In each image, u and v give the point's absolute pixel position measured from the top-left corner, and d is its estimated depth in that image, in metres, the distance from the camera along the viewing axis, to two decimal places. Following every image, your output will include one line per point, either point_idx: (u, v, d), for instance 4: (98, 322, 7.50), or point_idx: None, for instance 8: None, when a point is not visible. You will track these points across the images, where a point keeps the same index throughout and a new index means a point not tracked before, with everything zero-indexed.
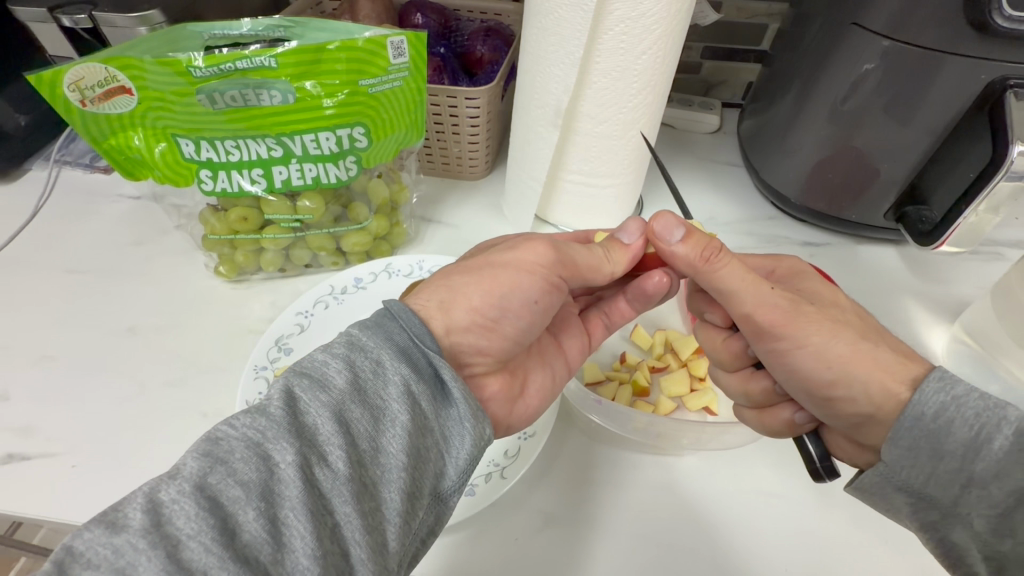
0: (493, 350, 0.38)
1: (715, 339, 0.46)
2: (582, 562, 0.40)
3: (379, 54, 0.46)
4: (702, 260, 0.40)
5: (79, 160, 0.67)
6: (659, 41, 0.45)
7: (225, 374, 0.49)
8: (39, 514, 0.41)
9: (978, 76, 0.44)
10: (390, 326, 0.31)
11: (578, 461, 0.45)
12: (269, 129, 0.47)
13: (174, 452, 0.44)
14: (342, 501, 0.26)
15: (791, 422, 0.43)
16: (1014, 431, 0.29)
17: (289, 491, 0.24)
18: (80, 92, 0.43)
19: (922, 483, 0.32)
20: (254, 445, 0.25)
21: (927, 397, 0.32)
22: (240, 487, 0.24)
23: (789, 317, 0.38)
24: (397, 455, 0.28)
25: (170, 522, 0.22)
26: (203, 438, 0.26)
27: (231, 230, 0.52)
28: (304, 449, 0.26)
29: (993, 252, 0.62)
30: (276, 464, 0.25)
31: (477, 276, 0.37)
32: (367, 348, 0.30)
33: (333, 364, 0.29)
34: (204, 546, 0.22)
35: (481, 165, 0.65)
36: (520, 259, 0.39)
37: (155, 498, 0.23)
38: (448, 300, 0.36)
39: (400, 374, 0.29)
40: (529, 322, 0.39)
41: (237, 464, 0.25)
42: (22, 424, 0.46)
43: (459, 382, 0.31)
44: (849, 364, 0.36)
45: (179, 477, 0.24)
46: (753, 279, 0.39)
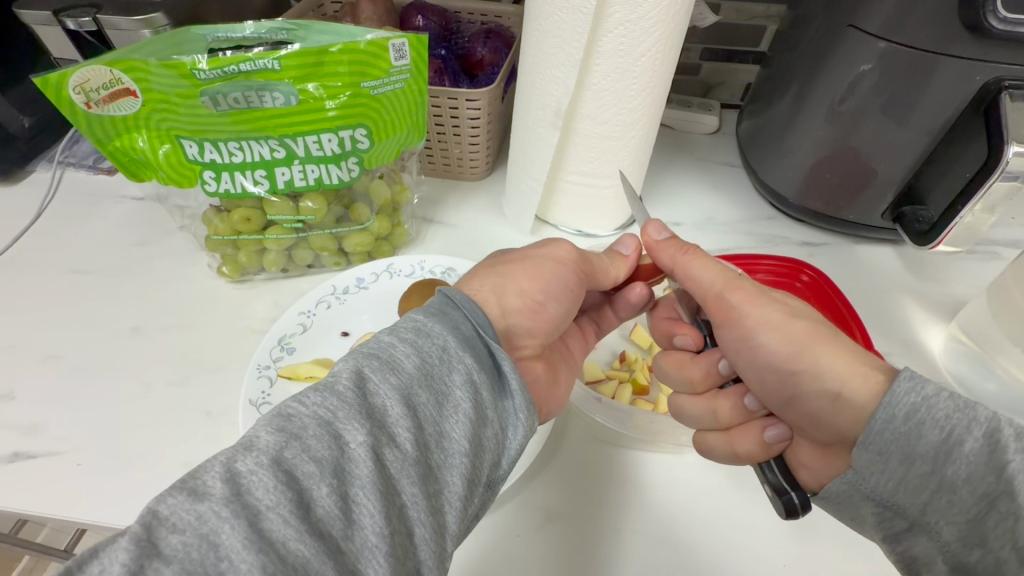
0: (539, 332, 0.39)
1: (682, 360, 0.45)
2: (585, 559, 0.40)
3: (381, 56, 0.46)
4: (679, 250, 0.44)
5: (83, 161, 0.67)
6: (658, 43, 0.45)
7: (228, 374, 0.50)
8: (44, 511, 0.42)
9: (973, 77, 0.44)
10: (454, 314, 0.32)
11: (579, 460, 0.45)
12: (273, 130, 0.48)
13: (177, 450, 0.45)
14: (409, 482, 0.26)
15: (762, 443, 0.41)
16: (984, 433, 0.28)
17: (359, 469, 0.25)
18: (85, 94, 0.43)
19: (892, 490, 0.31)
20: (326, 423, 0.26)
21: (898, 397, 0.30)
22: (314, 463, 0.24)
23: (754, 294, 0.40)
24: (459, 440, 0.28)
25: (248, 492, 0.23)
26: (275, 413, 0.26)
27: (234, 231, 0.52)
28: (375, 430, 0.26)
29: (990, 252, 0.62)
30: (347, 444, 0.25)
31: (520, 265, 0.39)
32: (433, 334, 0.30)
33: (400, 347, 0.29)
34: (282, 518, 0.23)
35: (481, 166, 0.66)
36: (553, 252, 0.41)
37: (234, 468, 0.24)
38: (499, 285, 0.38)
39: (465, 363, 0.30)
40: (567, 306, 0.40)
41: (311, 441, 0.25)
42: (28, 423, 0.46)
43: (519, 375, 0.31)
44: (809, 341, 0.37)
45: (256, 449, 0.24)
46: (722, 266, 0.42)
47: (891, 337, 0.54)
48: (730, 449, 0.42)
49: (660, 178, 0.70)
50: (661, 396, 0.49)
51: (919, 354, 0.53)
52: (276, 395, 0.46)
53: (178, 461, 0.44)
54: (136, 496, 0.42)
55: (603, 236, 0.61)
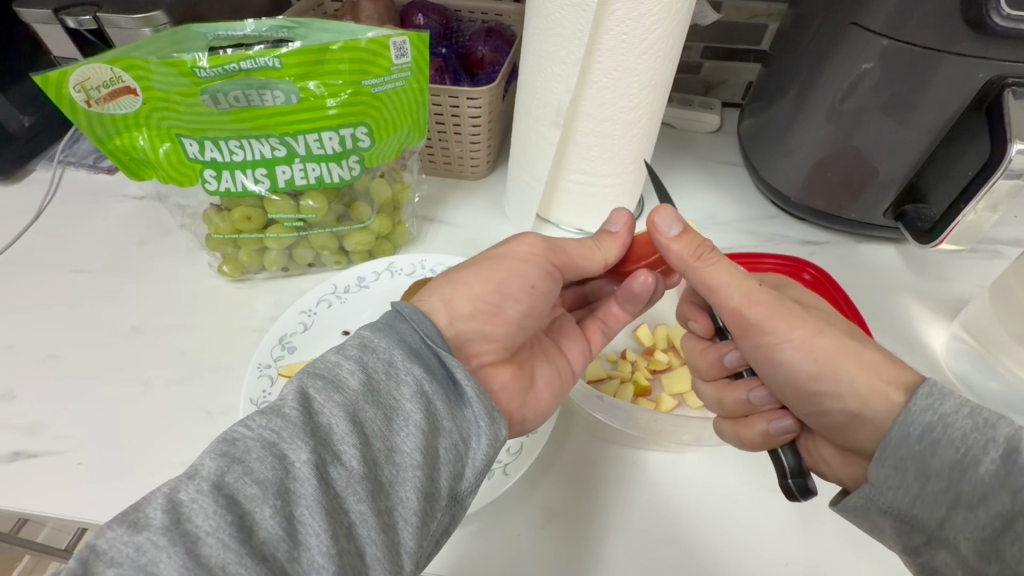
0: (498, 335, 0.38)
1: (695, 348, 0.46)
2: (587, 558, 0.40)
3: (382, 54, 0.46)
4: (694, 255, 0.41)
5: (83, 160, 0.67)
6: (660, 41, 0.45)
7: (229, 373, 0.50)
8: (45, 511, 0.41)
9: (976, 76, 0.44)
10: (402, 328, 0.32)
11: (580, 460, 0.45)
12: (273, 128, 0.48)
13: (179, 449, 0.44)
14: (357, 499, 0.26)
15: (767, 433, 0.41)
16: (1001, 453, 0.28)
17: (304, 489, 0.25)
18: (85, 92, 0.43)
19: (908, 505, 0.31)
20: (270, 445, 0.26)
21: (913, 416, 0.31)
22: (256, 485, 0.24)
23: (777, 310, 0.39)
24: (412, 453, 0.28)
25: (188, 520, 0.23)
26: (220, 440, 0.26)
27: (234, 230, 0.52)
28: (319, 449, 0.26)
29: (992, 250, 0.62)
30: (292, 463, 0.25)
31: (474, 269, 0.39)
32: (379, 349, 0.30)
33: (346, 365, 0.29)
34: (222, 542, 0.23)
35: (482, 165, 0.66)
36: (513, 251, 0.41)
37: (175, 498, 0.24)
38: (448, 293, 0.38)
39: (413, 375, 0.30)
40: (530, 305, 0.40)
41: (254, 463, 0.25)
42: (28, 422, 0.46)
43: (472, 382, 0.31)
44: (834, 358, 0.37)
45: (198, 477, 0.24)
46: (740, 275, 0.40)
47: (893, 336, 0.54)
48: (738, 437, 0.42)
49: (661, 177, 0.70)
50: (664, 395, 0.49)
51: (921, 353, 0.53)
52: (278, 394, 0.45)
53: (179, 460, 0.44)
54: (136, 497, 0.42)
55: None
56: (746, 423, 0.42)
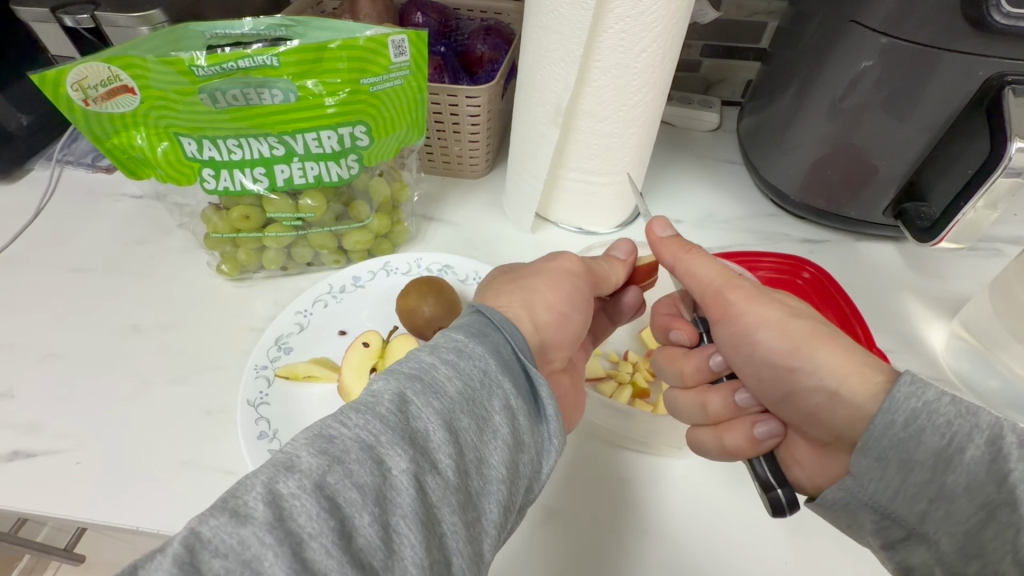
0: (567, 344, 0.39)
1: (676, 354, 0.45)
2: (586, 556, 0.40)
3: (380, 52, 0.46)
4: (679, 245, 0.43)
5: (81, 160, 0.67)
6: (659, 40, 0.45)
7: (226, 372, 0.50)
8: (42, 509, 0.41)
9: (975, 72, 0.44)
10: (492, 336, 0.32)
11: (579, 458, 0.45)
12: (271, 127, 0.48)
13: (176, 449, 0.44)
14: (451, 511, 0.26)
15: (753, 439, 0.40)
16: (986, 440, 0.28)
17: (402, 498, 0.25)
18: (83, 91, 0.43)
19: (889, 499, 0.31)
20: (368, 447, 0.25)
21: (898, 404, 0.30)
22: (356, 490, 0.24)
23: (755, 293, 0.40)
24: (498, 468, 0.28)
25: (290, 518, 0.23)
26: (317, 434, 0.26)
27: (233, 229, 0.52)
28: (417, 457, 0.26)
29: (991, 248, 0.62)
30: (390, 470, 0.25)
31: (544, 277, 0.41)
32: (474, 356, 0.30)
33: (441, 369, 0.29)
34: (325, 548, 0.22)
35: (481, 164, 0.66)
36: (575, 264, 0.43)
37: (276, 491, 0.23)
38: (528, 300, 0.39)
39: (503, 388, 0.30)
40: (588, 317, 0.42)
41: (353, 465, 0.25)
42: (27, 421, 0.46)
43: (555, 399, 0.31)
44: (809, 339, 0.37)
45: (298, 472, 0.24)
46: (721, 265, 0.42)
47: (892, 334, 0.54)
48: (720, 445, 0.41)
49: (661, 175, 0.70)
50: (661, 399, 0.49)
51: (920, 351, 0.53)
52: (275, 395, 0.46)
53: (178, 458, 0.44)
54: (134, 495, 0.42)
55: (603, 233, 0.62)
56: (726, 427, 0.41)
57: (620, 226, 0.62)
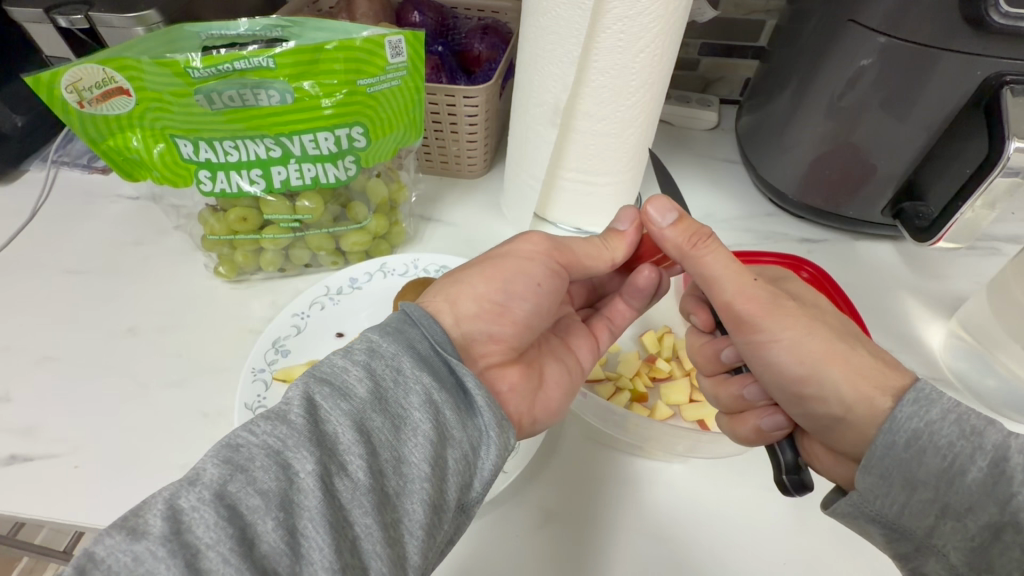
0: (506, 335, 0.38)
1: (695, 343, 0.47)
2: (585, 556, 0.40)
3: (378, 54, 0.46)
4: (687, 244, 0.41)
5: (77, 161, 0.66)
6: (657, 40, 0.45)
7: (226, 374, 0.49)
8: (39, 515, 0.41)
9: (973, 72, 0.44)
10: (411, 333, 0.32)
11: (575, 460, 0.45)
12: (268, 129, 0.47)
13: (175, 453, 0.44)
14: (363, 512, 0.26)
15: (760, 429, 0.41)
16: (988, 462, 0.28)
17: (308, 501, 0.25)
18: (77, 94, 0.43)
19: (896, 514, 0.31)
20: (274, 453, 0.26)
21: (900, 423, 0.31)
22: (259, 496, 0.24)
23: (768, 307, 0.39)
24: (419, 465, 0.28)
25: (188, 530, 0.23)
26: (224, 445, 0.26)
27: (231, 230, 0.52)
28: (325, 459, 0.26)
29: (990, 247, 0.62)
30: (296, 473, 0.25)
31: (479, 268, 0.39)
32: (387, 355, 0.30)
33: (353, 371, 0.29)
34: (222, 556, 0.22)
35: (479, 164, 0.65)
36: (519, 249, 0.41)
37: (175, 505, 0.24)
38: (453, 292, 0.38)
39: (421, 384, 0.30)
40: (537, 303, 0.40)
41: (257, 472, 0.25)
42: (25, 425, 0.46)
43: (482, 391, 0.31)
44: (820, 361, 0.37)
45: (199, 484, 0.24)
46: (738, 270, 0.40)
47: (891, 333, 0.54)
48: (732, 433, 0.42)
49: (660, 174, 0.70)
50: (659, 404, 0.49)
51: (918, 351, 0.53)
52: (273, 398, 0.45)
53: (176, 462, 0.44)
54: (132, 499, 0.42)
55: None
56: (739, 419, 0.42)
57: None
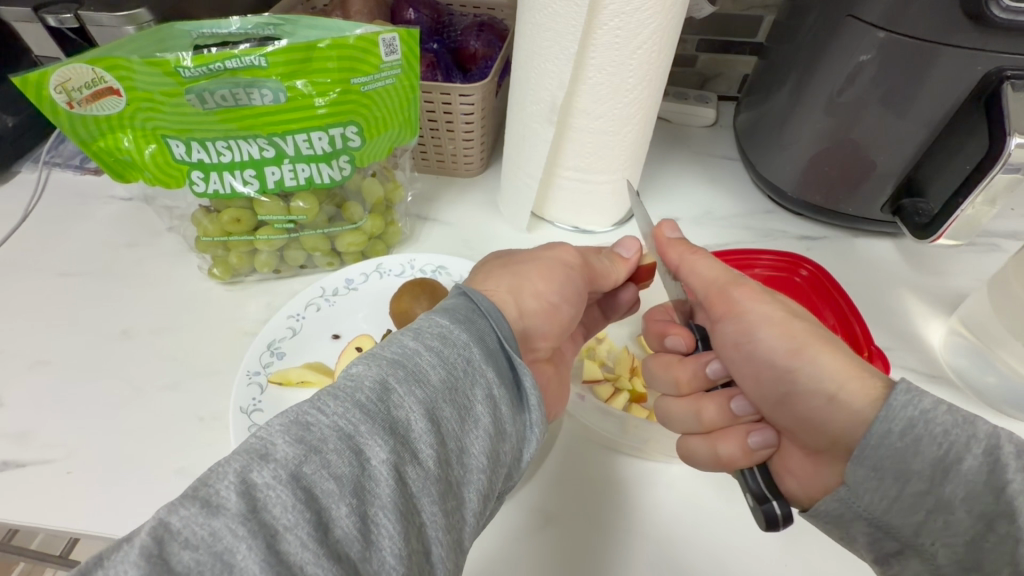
0: (554, 335, 0.39)
1: (671, 360, 0.45)
2: (585, 559, 0.40)
3: (371, 51, 0.45)
4: (688, 250, 0.45)
5: (69, 162, 0.66)
6: (654, 36, 0.44)
7: (220, 377, 0.49)
8: (32, 522, 0.41)
9: (973, 68, 0.43)
10: (479, 324, 0.32)
11: (575, 461, 0.45)
12: (261, 129, 0.47)
13: (170, 457, 0.44)
14: (431, 500, 0.25)
15: (746, 447, 0.39)
16: (983, 451, 0.27)
17: (380, 488, 0.24)
18: (67, 94, 0.42)
19: (885, 510, 0.30)
20: (346, 437, 0.25)
21: (894, 412, 0.29)
22: (334, 480, 0.23)
23: (758, 294, 0.41)
24: (479, 456, 0.28)
25: (264, 509, 0.22)
26: (292, 422, 0.25)
27: (224, 231, 0.51)
28: (398, 447, 0.25)
29: (989, 244, 0.62)
30: (369, 459, 0.24)
31: (534, 267, 0.40)
32: (458, 344, 0.30)
33: (425, 356, 0.29)
34: (300, 539, 0.22)
35: (476, 162, 0.65)
36: (559, 256, 0.42)
37: (249, 480, 0.23)
38: (514, 286, 0.38)
39: (487, 377, 0.29)
40: (579, 308, 0.42)
41: (330, 456, 0.24)
42: (18, 430, 0.45)
43: (537, 390, 0.31)
44: (809, 339, 0.37)
45: (274, 462, 0.23)
46: (728, 270, 0.43)
47: (890, 331, 0.54)
48: (713, 453, 0.40)
49: (658, 172, 0.69)
50: (658, 405, 0.49)
51: (917, 349, 0.53)
52: (268, 401, 0.45)
53: (172, 466, 0.43)
54: (129, 503, 0.41)
55: (600, 232, 0.61)
56: (720, 437, 0.40)
57: (616, 224, 0.61)
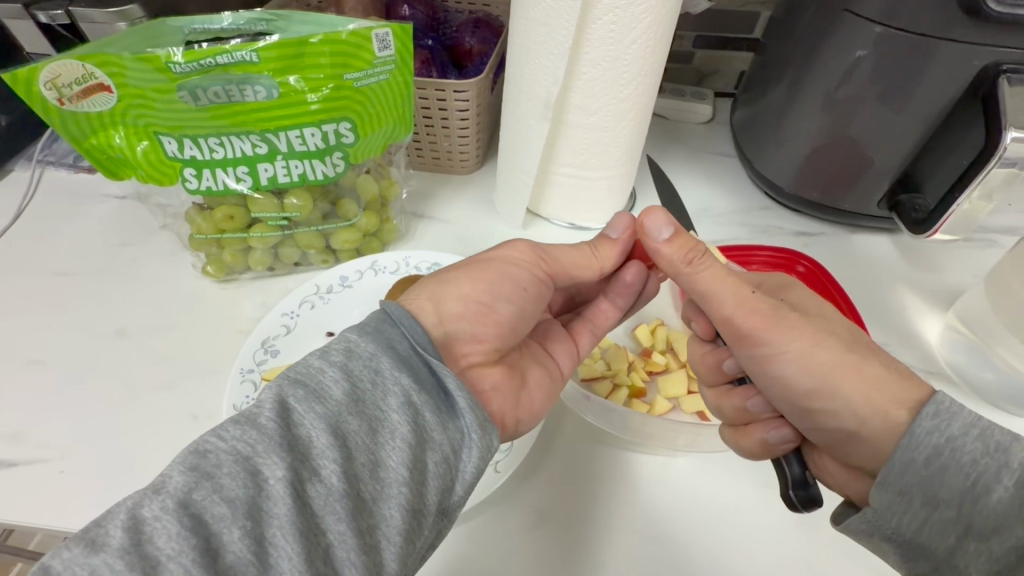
0: (489, 336, 0.37)
1: (695, 353, 0.46)
2: (578, 557, 0.40)
3: (364, 47, 0.45)
4: (683, 261, 0.40)
5: (63, 161, 0.65)
6: (649, 31, 0.44)
7: (215, 376, 0.49)
8: (25, 521, 0.40)
9: (970, 62, 0.43)
10: (390, 332, 0.31)
11: (569, 460, 0.45)
12: (254, 125, 0.47)
13: (164, 456, 0.44)
14: (336, 519, 0.25)
15: (765, 443, 0.41)
16: (1015, 482, 0.28)
17: (276, 508, 0.24)
18: (57, 90, 0.42)
19: (915, 532, 0.30)
20: (242, 459, 0.25)
21: (919, 439, 0.30)
22: (225, 504, 0.23)
23: (772, 319, 0.38)
24: (396, 469, 0.27)
25: (150, 541, 0.22)
26: (191, 451, 0.25)
27: (217, 229, 0.51)
28: (296, 465, 0.25)
29: (986, 239, 0.61)
30: (265, 480, 0.24)
31: (466, 270, 0.39)
32: (365, 355, 0.29)
33: (329, 372, 0.28)
34: (183, 567, 0.22)
35: (471, 159, 0.65)
36: (506, 255, 0.41)
37: (138, 514, 0.23)
38: (440, 292, 0.37)
39: (400, 386, 0.29)
40: (521, 307, 0.40)
41: (224, 479, 0.24)
42: (11, 430, 0.45)
43: (464, 393, 0.30)
44: (831, 375, 0.36)
45: (162, 493, 0.23)
46: (735, 281, 0.39)
47: (888, 327, 0.54)
48: (736, 447, 0.41)
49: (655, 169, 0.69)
50: (658, 398, 0.48)
51: (915, 345, 0.53)
52: None
53: (166, 466, 0.43)
54: None
55: (596, 229, 0.61)
56: (745, 431, 0.41)
57: None
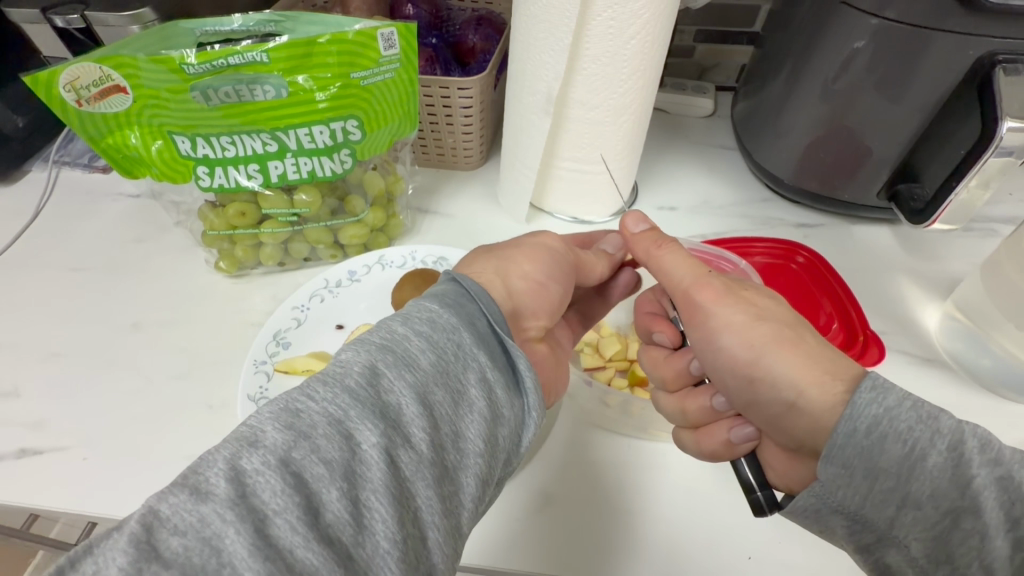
0: (544, 313, 0.40)
1: (658, 358, 0.45)
2: (584, 538, 0.41)
3: (370, 46, 0.46)
4: (653, 245, 0.43)
5: (77, 161, 0.67)
6: (647, 26, 0.45)
7: (226, 366, 0.50)
8: (49, 505, 0.42)
9: (967, 51, 0.44)
10: (470, 309, 0.32)
11: (575, 444, 0.46)
12: (264, 124, 0.48)
13: (177, 444, 0.45)
14: (424, 485, 0.26)
15: (728, 443, 0.40)
16: (948, 446, 0.28)
17: (371, 472, 0.25)
18: (76, 92, 0.43)
19: (859, 505, 0.30)
20: (336, 423, 0.25)
21: (859, 410, 0.30)
22: (323, 465, 0.24)
23: (721, 294, 0.40)
24: (475, 441, 0.28)
25: (254, 494, 0.23)
26: (283, 409, 0.25)
27: (229, 225, 0.52)
28: (389, 432, 0.26)
29: (986, 228, 0.62)
30: (359, 445, 0.25)
31: (523, 250, 0.41)
32: (448, 329, 0.30)
33: (415, 343, 0.29)
34: (290, 523, 0.22)
35: (475, 156, 0.66)
36: (556, 240, 0.44)
37: (239, 467, 0.23)
38: (502, 268, 0.39)
39: (478, 362, 0.30)
40: (568, 290, 0.42)
41: (320, 441, 0.24)
42: (32, 419, 0.47)
43: (531, 372, 0.31)
44: (769, 345, 0.37)
45: (263, 448, 0.24)
46: (693, 262, 0.41)
47: (884, 315, 0.55)
48: (698, 447, 0.41)
49: (657, 162, 0.70)
50: None
51: (913, 332, 0.54)
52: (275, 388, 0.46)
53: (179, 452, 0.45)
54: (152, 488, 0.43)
55: (598, 221, 0.62)
56: (705, 432, 0.41)
57: (616, 214, 0.62)
